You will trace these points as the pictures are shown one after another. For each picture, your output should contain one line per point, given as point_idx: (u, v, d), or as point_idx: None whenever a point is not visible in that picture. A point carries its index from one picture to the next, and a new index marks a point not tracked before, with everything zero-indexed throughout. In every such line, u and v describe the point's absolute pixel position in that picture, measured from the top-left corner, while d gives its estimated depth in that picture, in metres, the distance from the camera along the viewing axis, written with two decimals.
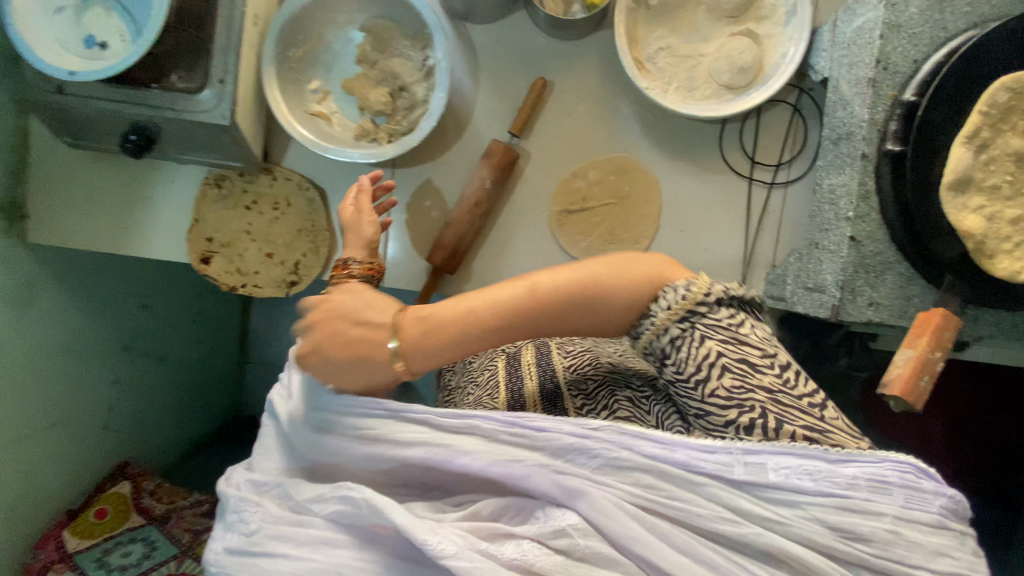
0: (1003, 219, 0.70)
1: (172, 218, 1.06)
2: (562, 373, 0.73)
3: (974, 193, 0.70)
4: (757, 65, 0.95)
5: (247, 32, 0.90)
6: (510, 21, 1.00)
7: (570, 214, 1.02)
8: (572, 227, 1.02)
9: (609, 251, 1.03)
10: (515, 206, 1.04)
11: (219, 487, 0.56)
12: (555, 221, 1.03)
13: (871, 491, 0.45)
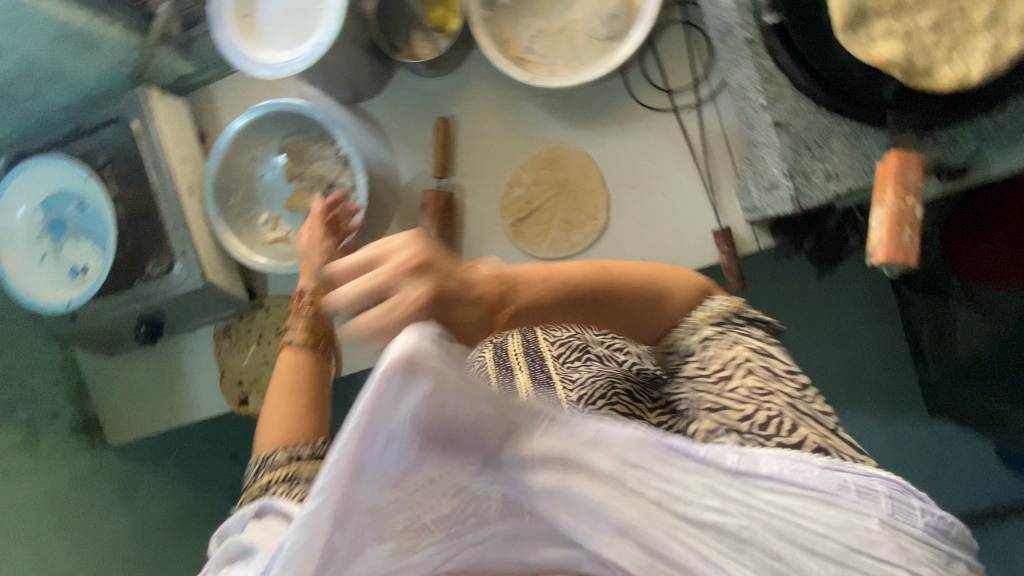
0: (922, 29, 0.60)
1: (203, 379, 1.17)
2: (551, 363, 0.72)
3: (874, 22, 0.61)
4: (627, 5, 0.93)
5: (188, 203, 1.02)
6: (395, 82, 1.06)
7: (523, 221, 1.03)
8: (531, 231, 1.03)
9: (574, 238, 1.02)
10: (472, 238, 1.06)
11: None
12: (513, 233, 1.04)
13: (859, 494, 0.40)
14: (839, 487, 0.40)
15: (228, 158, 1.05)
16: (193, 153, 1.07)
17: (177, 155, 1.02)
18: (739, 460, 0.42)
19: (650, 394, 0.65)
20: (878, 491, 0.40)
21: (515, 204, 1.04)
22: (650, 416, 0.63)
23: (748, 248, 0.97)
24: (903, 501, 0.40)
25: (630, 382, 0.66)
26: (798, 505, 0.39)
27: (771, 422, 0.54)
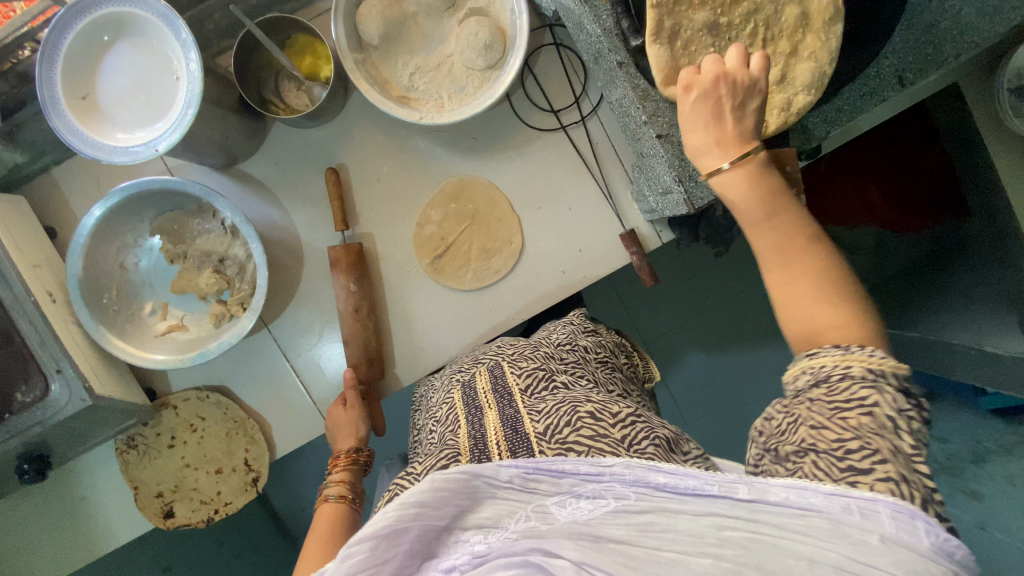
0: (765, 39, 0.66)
1: (115, 501, 1.03)
2: (519, 396, 0.72)
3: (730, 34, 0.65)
4: (499, 34, 0.95)
5: (52, 313, 0.88)
6: (274, 139, 0.99)
7: (441, 260, 1.02)
8: (455, 268, 1.02)
9: (494, 263, 1.02)
10: (390, 285, 1.03)
11: None
12: (434, 272, 1.02)
13: (862, 516, 0.42)
14: (843, 507, 0.42)
15: (92, 251, 0.92)
16: (46, 255, 0.93)
17: (27, 262, 0.88)
18: (749, 490, 0.45)
19: (611, 412, 0.65)
20: (880, 510, 0.42)
21: (429, 242, 1.02)
22: (616, 432, 0.62)
23: (652, 244, 1.03)
24: (908, 520, 0.42)
25: (593, 403, 0.66)
26: (799, 524, 0.42)
27: (799, 428, 0.48)
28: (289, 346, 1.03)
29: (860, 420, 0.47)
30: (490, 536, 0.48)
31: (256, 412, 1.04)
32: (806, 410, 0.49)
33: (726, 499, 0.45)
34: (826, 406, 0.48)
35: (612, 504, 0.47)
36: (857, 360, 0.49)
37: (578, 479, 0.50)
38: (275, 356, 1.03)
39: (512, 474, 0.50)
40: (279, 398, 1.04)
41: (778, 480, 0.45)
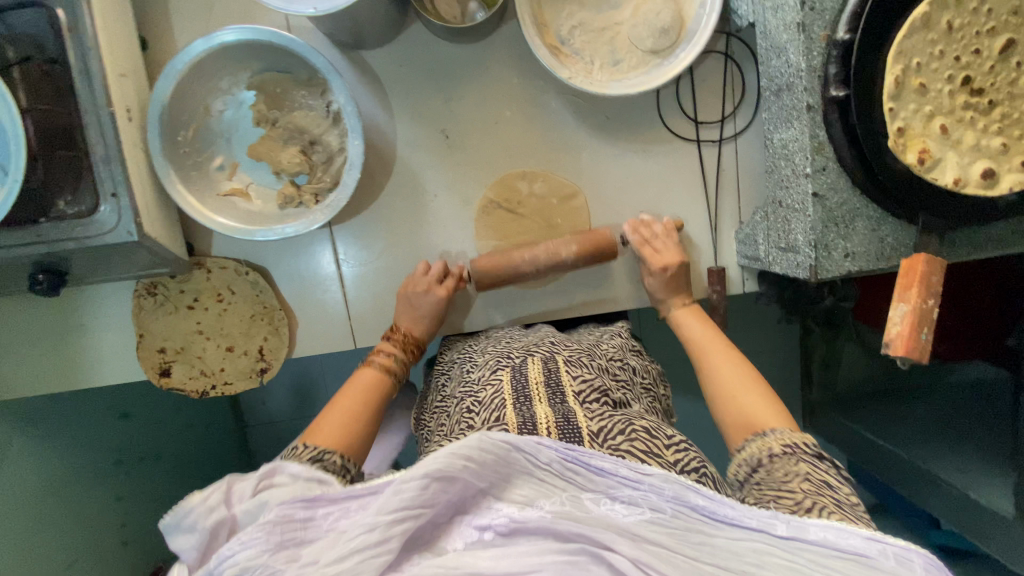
0: None
1: (114, 339, 0.98)
2: (571, 399, 0.66)
3: None
4: (678, 22, 0.89)
5: (124, 131, 0.81)
6: (407, 37, 0.91)
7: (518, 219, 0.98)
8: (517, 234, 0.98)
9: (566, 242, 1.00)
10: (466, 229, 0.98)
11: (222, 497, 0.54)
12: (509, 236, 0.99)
13: (897, 561, 0.45)
14: (878, 551, 0.46)
15: (184, 83, 0.84)
16: (133, 65, 0.85)
17: (115, 66, 0.80)
18: (788, 528, 0.48)
19: (665, 434, 0.61)
20: (915, 561, 0.45)
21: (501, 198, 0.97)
22: (668, 455, 0.58)
23: (734, 289, 1.01)
24: (937, 572, 0.45)
25: (647, 422, 0.64)
26: (839, 566, 0.45)
27: (818, 509, 0.52)
28: (343, 253, 0.98)
29: (805, 486, 0.55)
30: (526, 510, 0.47)
31: (288, 305, 0.99)
32: (821, 495, 0.54)
33: (764, 533, 0.48)
34: (769, 485, 0.58)
35: (651, 513, 0.48)
36: (775, 440, 0.63)
37: (614, 480, 0.50)
38: (327, 258, 0.98)
39: (548, 453, 0.50)
40: (314, 300, 0.99)
41: (815, 520, 0.48)
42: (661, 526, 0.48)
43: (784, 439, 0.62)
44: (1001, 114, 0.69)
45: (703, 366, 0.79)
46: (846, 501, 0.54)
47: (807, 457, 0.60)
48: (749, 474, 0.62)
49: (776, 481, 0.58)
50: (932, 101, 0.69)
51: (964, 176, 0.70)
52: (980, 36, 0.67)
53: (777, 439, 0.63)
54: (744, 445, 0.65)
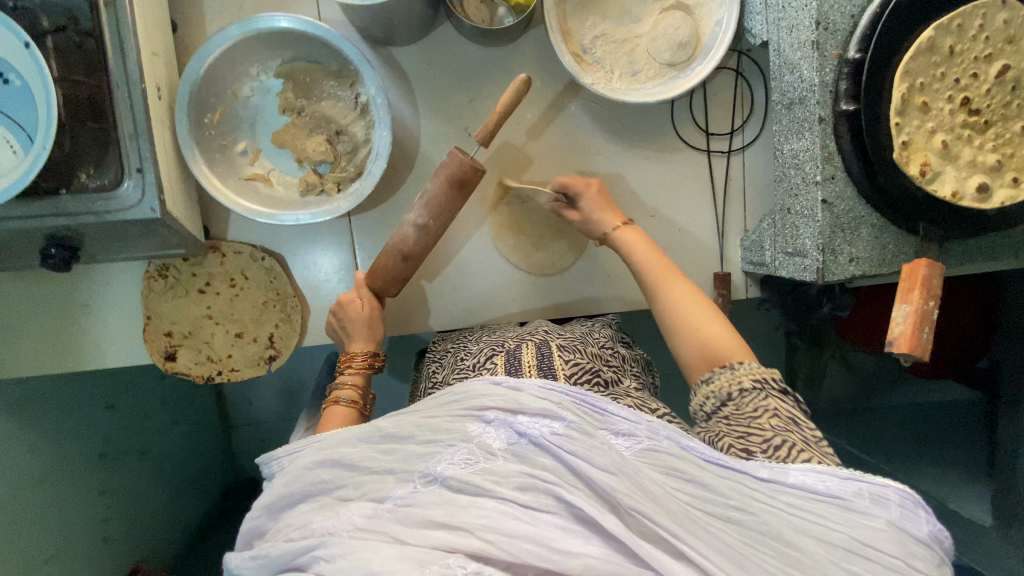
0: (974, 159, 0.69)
1: (119, 321, 0.96)
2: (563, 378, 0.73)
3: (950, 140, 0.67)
4: (695, 38, 0.94)
5: (154, 109, 0.81)
6: (436, 37, 0.94)
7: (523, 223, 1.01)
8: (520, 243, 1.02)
9: (559, 248, 1.03)
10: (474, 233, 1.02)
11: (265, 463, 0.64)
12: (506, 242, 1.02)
13: (873, 501, 0.51)
14: (854, 492, 0.51)
15: (216, 66, 0.85)
16: (165, 47, 0.86)
17: (149, 46, 0.81)
18: (768, 472, 0.54)
19: (651, 408, 0.70)
20: (889, 498, 0.51)
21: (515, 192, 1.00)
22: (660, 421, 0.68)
23: (738, 295, 1.05)
24: (912, 509, 0.50)
25: (633, 399, 0.71)
26: (816, 509, 0.51)
27: (787, 446, 0.57)
28: (360, 244, 0.99)
29: (773, 422, 0.61)
30: (547, 422, 0.56)
31: (302, 293, 0.99)
32: (791, 434, 0.59)
33: (745, 475, 0.54)
34: (739, 421, 0.63)
35: (647, 443, 0.57)
36: (744, 374, 0.67)
37: (615, 418, 0.59)
38: (344, 248, 0.98)
39: (557, 395, 0.60)
40: (327, 290, 0.99)
41: (796, 465, 0.54)
42: (656, 464, 0.55)
43: (752, 373, 0.67)
44: (995, 133, 0.76)
45: (657, 290, 0.80)
46: (812, 437, 0.59)
47: (773, 393, 0.65)
48: (717, 409, 0.67)
49: (746, 420, 0.63)
50: (933, 118, 0.74)
51: (960, 189, 0.75)
52: (978, 61, 0.74)
53: (747, 372, 0.67)
54: (711, 378, 0.69)
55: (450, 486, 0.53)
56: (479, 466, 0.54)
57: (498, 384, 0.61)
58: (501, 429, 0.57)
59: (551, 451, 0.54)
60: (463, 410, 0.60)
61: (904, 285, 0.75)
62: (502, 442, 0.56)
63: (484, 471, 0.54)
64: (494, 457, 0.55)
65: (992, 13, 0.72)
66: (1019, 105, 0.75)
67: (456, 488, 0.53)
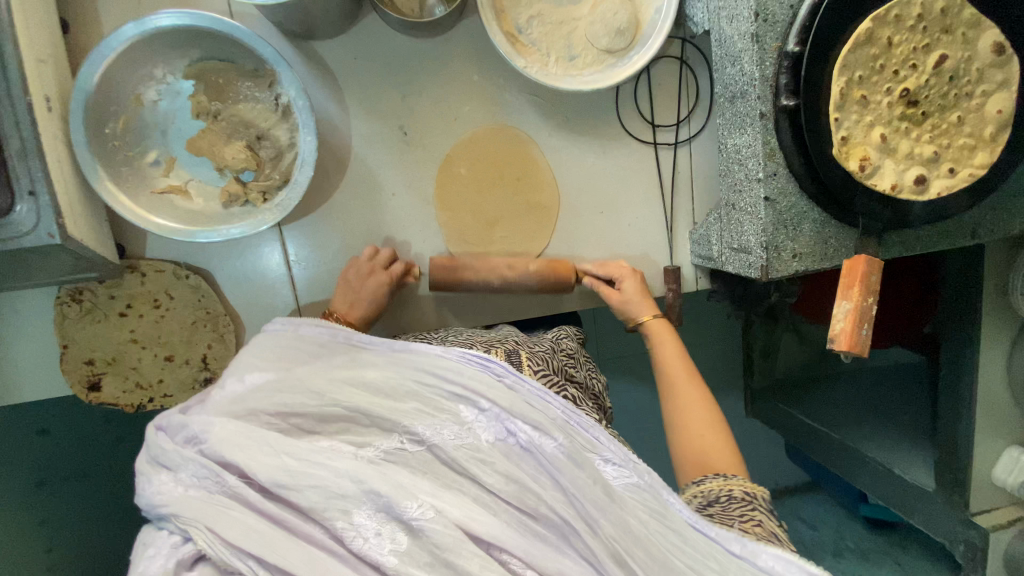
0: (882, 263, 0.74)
1: (34, 352, 0.89)
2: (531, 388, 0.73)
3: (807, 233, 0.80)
4: (634, 24, 0.90)
5: (43, 122, 0.72)
6: (361, 28, 0.87)
7: (484, 224, 0.96)
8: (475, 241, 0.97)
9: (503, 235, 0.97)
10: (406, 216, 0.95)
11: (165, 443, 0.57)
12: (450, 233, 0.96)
13: None
14: None
15: (113, 70, 0.77)
16: (52, 51, 0.76)
17: (32, 51, 0.72)
18: (742, 547, 0.55)
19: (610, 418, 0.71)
20: None
21: (492, 170, 0.95)
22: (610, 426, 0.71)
23: (688, 288, 1.05)
24: None
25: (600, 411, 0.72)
26: None
27: (754, 522, 0.59)
28: (294, 255, 0.93)
29: (756, 526, 0.58)
30: (543, 439, 0.61)
31: (234, 310, 0.93)
32: (769, 536, 0.58)
33: (721, 545, 0.56)
34: (722, 515, 0.60)
35: (641, 481, 0.61)
36: (736, 484, 0.65)
37: (602, 443, 0.63)
38: (278, 261, 0.92)
39: (553, 410, 0.64)
40: (264, 305, 0.94)
41: (770, 550, 0.54)
42: (633, 496, 0.60)
43: (741, 486, 0.65)
44: (932, 125, 0.75)
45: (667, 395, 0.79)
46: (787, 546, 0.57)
47: (762, 507, 0.62)
48: (700, 504, 0.64)
49: (729, 516, 0.60)
50: (871, 111, 0.73)
51: (899, 182, 0.76)
52: (915, 51, 0.73)
53: (738, 483, 0.65)
54: (702, 480, 0.67)
55: (435, 452, 0.60)
56: (468, 441, 0.60)
57: (499, 379, 0.66)
58: (490, 423, 0.62)
59: (543, 467, 0.60)
60: (458, 392, 0.64)
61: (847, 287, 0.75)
62: (490, 434, 0.62)
63: (472, 447, 0.60)
64: (480, 441, 0.61)
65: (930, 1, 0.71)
66: (956, 94, 0.75)
67: (443, 460, 0.60)
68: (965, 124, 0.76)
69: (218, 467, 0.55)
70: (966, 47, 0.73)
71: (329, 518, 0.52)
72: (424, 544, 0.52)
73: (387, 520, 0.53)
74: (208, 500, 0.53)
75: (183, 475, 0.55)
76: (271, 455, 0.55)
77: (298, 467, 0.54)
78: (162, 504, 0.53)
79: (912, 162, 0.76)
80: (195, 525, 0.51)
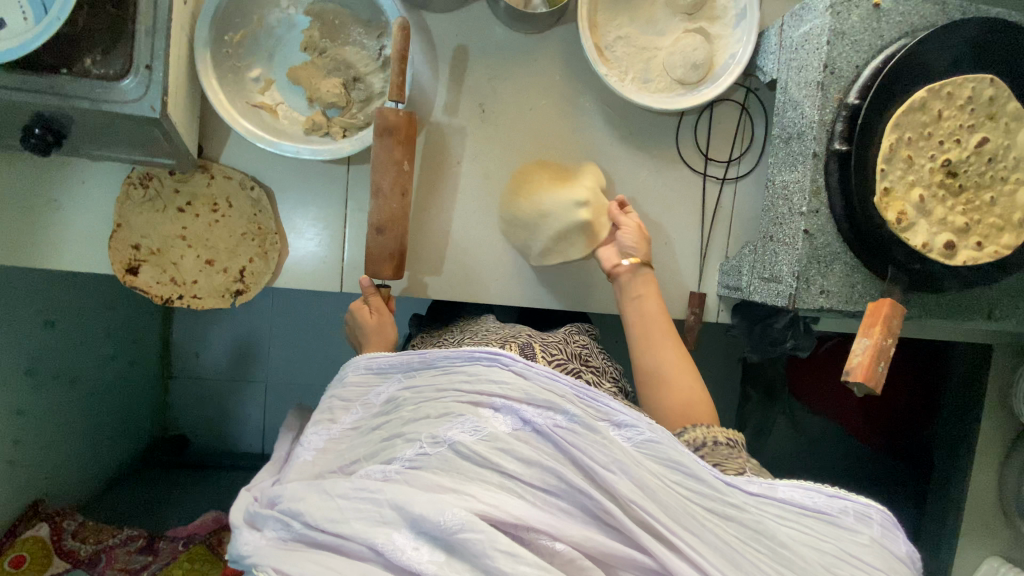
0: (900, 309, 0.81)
1: (87, 225, 0.92)
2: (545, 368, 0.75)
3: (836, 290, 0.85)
4: (709, 64, 0.99)
5: (176, 12, 0.80)
6: (468, 9, 0.96)
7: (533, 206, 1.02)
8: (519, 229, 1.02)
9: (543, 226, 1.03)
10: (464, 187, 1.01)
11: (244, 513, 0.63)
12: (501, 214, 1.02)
13: (857, 518, 0.57)
14: (839, 509, 0.57)
15: None
16: None
17: None
18: (759, 487, 0.59)
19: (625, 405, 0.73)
20: (872, 516, 0.57)
21: (536, 151, 1.01)
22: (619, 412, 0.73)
23: (709, 317, 1.09)
24: (891, 528, 0.57)
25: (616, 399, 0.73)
26: (804, 522, 0.57)
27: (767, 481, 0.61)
28: (353, 194, 0.98)
29: (749, 469, 0.64)
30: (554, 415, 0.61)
31: (284, 232, 0.97)
32: (767, 477, 0.63)
33: (738, 487, 0.59)
34: (714, 462, 0.65)
35: (649, 436, 0.62)
36: (719, 431, 0.70)
37: (612, 410, 0.63)
38: (337, 196, 0.97)
39: (562, 387, 0.63)
40: (312, 233, 0.98)
41: (784, 482, 0.60)
42: (654, 457, 0.61)
43: (723, 432, 0.70)
44: (966, 198, 0.82)
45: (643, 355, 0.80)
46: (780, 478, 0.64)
47: (743, 449, 0.69)
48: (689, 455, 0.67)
49: (724, 462, 0.65)
50: (914, 172, 0.80)
51: (931, 241, 0.81)
52: (961, 129, 0.80)
53: (721, 431, 0.70)
54: (683, 431, 0.70)
55: (458, 450, 0.59)
56: (485, 431, 0.60)
57: (504, 368, 0.64)
58: (506, 413, 0.62)
59: (555, 443, 0.60)
60: (468, 394, 0.63)
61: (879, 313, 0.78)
62: (507, 426, 0.61)
63: (491, 436, 0.59)
64: (498, 430, 0.60)
65: (980, 87, 0.79)
66: (991, 176, 0.82)
67: (464, 454, 0.58)
68: (997, 205, 0.82)
69: (285, 514, 0.58)
70: (1006, 136, 0.81)
71: (372, 536, 0.53)
72: (463, 553, 0.52)
73: (425, 538, 0.53)
74: (280, 546, 0.57)
75: (264, 531, 0.59)
76: (325, 498, 0.57)
77: (348, 502, 0.56)
78: (246, 555, 0.57)
79: (944, 226, 0.82)
80: (263, 567, 0.54)
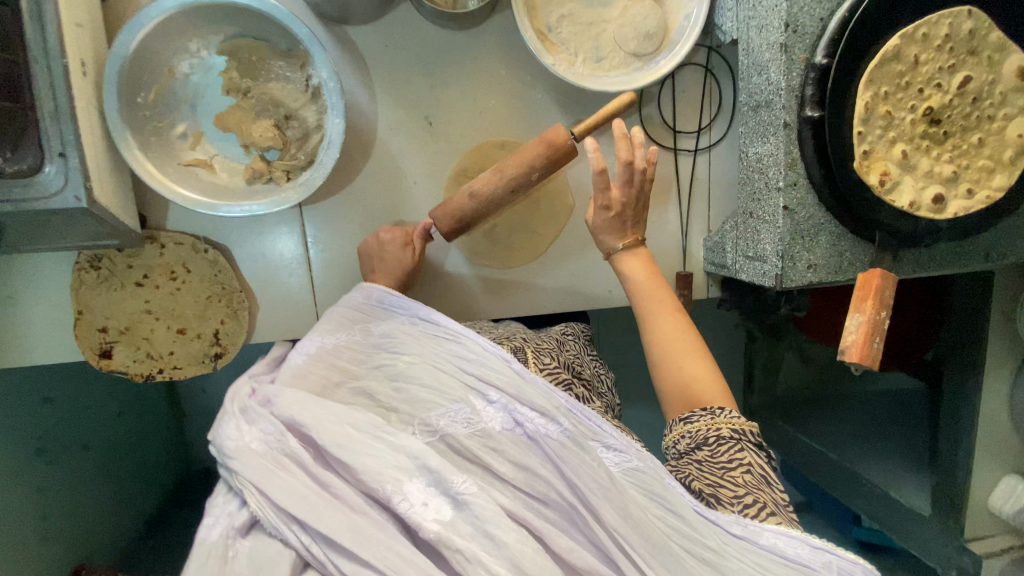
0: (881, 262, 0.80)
1: (48, 316, 0.90)
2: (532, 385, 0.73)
3: (822, 259, 0.81)
4: (663, 30, 0.91)
5: (78, 86, 0.74)
6: (393, 16, 0.88)
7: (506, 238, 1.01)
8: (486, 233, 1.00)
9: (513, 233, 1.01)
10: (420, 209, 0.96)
11: (234, 407, 0.63)
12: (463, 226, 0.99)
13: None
14: (822, 564, 0.52)
15: (150, 40, 0.78)
16: (92, 19, 0.78)
17: (70, 16, 0.73)
18: (743, 529, 0.55)
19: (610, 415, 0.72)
20: None
21: (476, 167, 0.95)
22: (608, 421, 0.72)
23: (699, 295, 1.06)
24: None
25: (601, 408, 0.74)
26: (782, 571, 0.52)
27: (757, 506, 0.57)
28: (312, 236, 0.94)
29: (746, 478, 0.60)
30: (550, 424, 0.60)
31: (250, 287, 0.94)
32: (762, 492, 0.59)
33: (721, 527, 0.55)
34: (712, 467, 0.62)
35: (634, 462, 0.59)
36: (724, 423, 0.66)
37: (603, 430, 0.62)
38: (296, 240, 0.93)
39: (557, 400, 0.62)
40: (279, 284, 0.94)
41: (772, 527, 0.54)
42: (637, 485, 0.58)
43: (730, 423, 0.66)
44: (952, 144, 0.76)
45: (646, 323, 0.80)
46: (780, 499, 0.59)
47: (750, 445, 0.64)
48: (690, 449, 0.66)
49: (720, 468, 0.62)
50: (894, 128, 0.74)
51: (918, 199, 0.76)
52: (940, 71, 0.74)
53: (726, 421, 0.66)
54: (690, 418, 0.68)
55: (449, 442, 0.59)
56: (478, 428, 0.60)
57: (506, 364, 0.66)
58: (498, 414, 0.61)
59: (544, 453, 0.58)
60: (473, 380, 0.64)
61: (865, 284, 0.75)
62: (499, 424, 0.60)
63: (483, 433, 0.59)
64: (491, 428, 0.60)
65: (958, 22, 0.72)
66: (977, 116, 0.76)
67: (454, 447, 0.59)
68: (986, 146, 0.77)
69: (283, 437, 0.58)
70: (989, 70, 0.75)
71: (379, 485, 0.53)
72: (467, 515, 0.52)
73: (436, 492, 0.53)
74: (267, 457, 0.57)
75: (254, 426, 0.60)
76: (333, 422, 0.58)
77: (362, 434, 0.57)
78: (231, 452, 0.57)
79: (930, 179, 0.76)
80: (250, 488, 0.55)
